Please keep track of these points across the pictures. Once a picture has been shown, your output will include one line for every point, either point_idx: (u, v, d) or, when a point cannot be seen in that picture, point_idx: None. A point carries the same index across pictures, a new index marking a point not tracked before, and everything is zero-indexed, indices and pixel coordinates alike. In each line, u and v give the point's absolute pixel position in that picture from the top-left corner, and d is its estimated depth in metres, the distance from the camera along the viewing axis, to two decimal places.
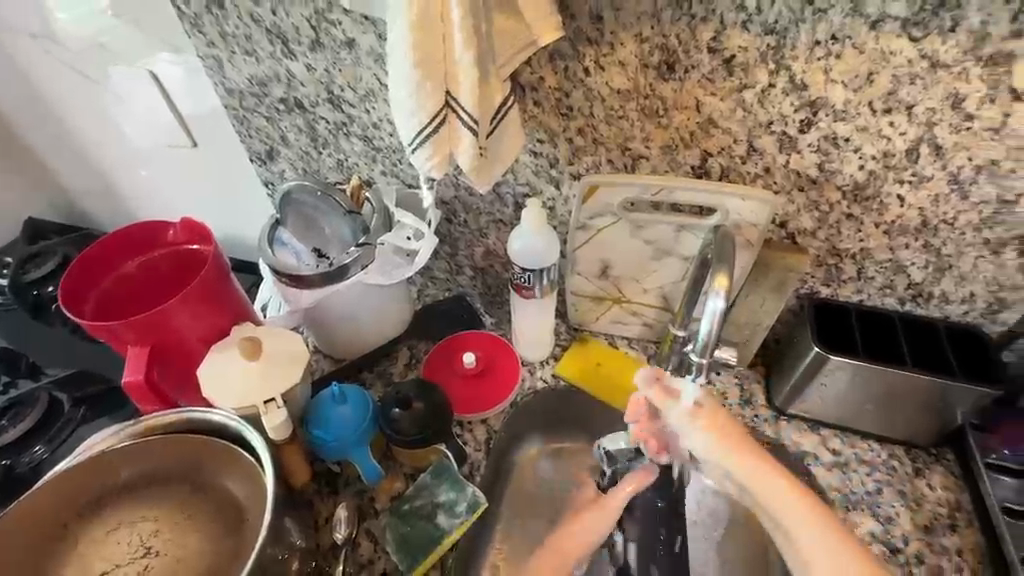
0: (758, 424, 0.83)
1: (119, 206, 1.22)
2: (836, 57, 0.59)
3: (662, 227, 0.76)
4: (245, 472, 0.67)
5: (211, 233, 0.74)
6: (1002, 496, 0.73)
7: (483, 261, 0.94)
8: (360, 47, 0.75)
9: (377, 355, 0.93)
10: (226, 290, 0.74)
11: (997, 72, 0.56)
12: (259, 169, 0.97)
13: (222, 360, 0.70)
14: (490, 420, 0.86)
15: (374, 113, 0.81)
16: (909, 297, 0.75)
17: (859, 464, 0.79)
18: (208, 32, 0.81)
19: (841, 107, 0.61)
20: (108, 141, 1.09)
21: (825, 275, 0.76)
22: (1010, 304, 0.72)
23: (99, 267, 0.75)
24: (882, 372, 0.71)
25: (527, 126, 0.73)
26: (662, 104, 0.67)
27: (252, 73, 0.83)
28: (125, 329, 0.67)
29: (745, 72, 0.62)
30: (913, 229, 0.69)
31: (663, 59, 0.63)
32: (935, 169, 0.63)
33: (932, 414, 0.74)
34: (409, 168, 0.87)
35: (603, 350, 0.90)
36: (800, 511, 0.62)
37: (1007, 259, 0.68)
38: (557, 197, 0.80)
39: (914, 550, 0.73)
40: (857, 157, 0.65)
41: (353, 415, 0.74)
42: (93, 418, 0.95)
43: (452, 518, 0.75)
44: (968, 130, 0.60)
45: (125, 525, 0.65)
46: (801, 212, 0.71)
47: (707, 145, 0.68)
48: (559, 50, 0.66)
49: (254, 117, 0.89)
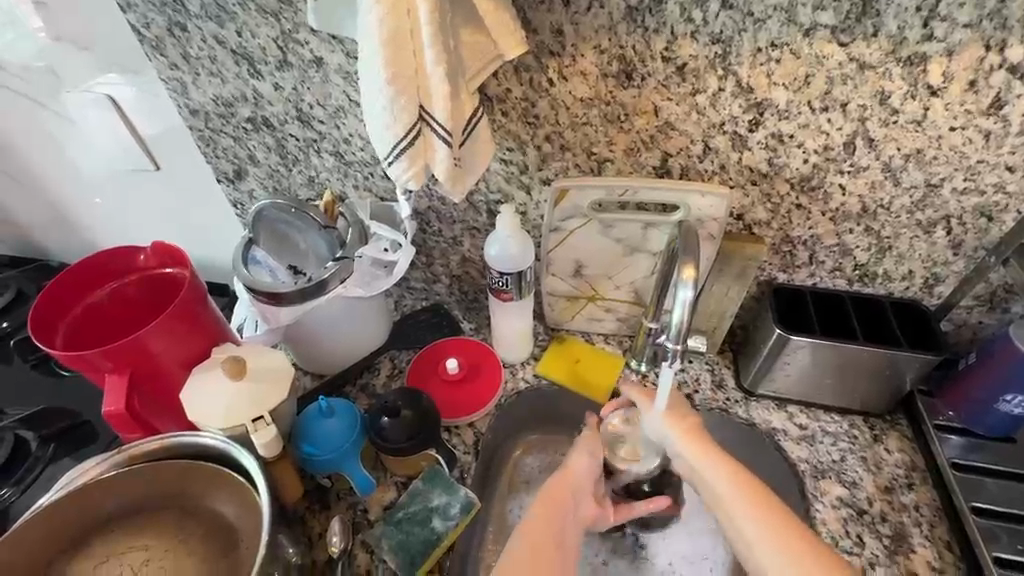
0: (730, 406, 0.88)
1: (77, 235, 1.18)
2: (777, 62, 0.64)
3: (631, 225, 0.80)
4: (235, 492, 0.66)
5: (185, 256, 0.74)
6: (950, 453, 0.80)
7: (460, 268, 0.96)
8: (328, 65, 0.76)
9: (359, 368, 0.93)
10: (204, 311, 0.73)
11: (915, 71, 0.62)
12: (228, 190, 0.97)
13: (205, 382, 0.69)
14: (476, 423, 0.88)
15: (345, 128, 0.83)
16: (857, 278, 0.82)
17: (824, 436, 0.85)
18: (170, 54, 0.80)
19: (784, 107, 0.67)
20: (61, 169, 1.05)
21: (781, 262, 0.82)
22: (944, 279, 0.80)
23: (67, 297, 0.73)
24: (837, 347, 0.77)
25: (497, 135, 0.76)
26: (623, 110, 0.71)
27: (217, 93, 0.83)
28: (100, 357, 0.66)
29: (696, 78, 0.67)
30: (855, 215, 0.75)
31: (621, 68, 0.68)
32: (869, 160, 0.70)
33: (884, 383, 0.81)
34: (382, 181, 0.88)
35: (581, 347, 0.94)
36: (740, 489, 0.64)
37: (937, 238, 0.75)
38: (529, 202, 0.83)
39: (878, 510, 0.79)
40: (801, 152, 0.70)
41: (341, 427, 0.74)
42: (64, 455, 0.91)
43: (447, 521, 0.76)
44: (895, 124, 0.66)
45: (115, 557, 0.64)
46: (755, 205, 0.77)
47: (666, 147, 0.73)
48: (524, 63, 0.69)
49: (220, 137, 0.89)
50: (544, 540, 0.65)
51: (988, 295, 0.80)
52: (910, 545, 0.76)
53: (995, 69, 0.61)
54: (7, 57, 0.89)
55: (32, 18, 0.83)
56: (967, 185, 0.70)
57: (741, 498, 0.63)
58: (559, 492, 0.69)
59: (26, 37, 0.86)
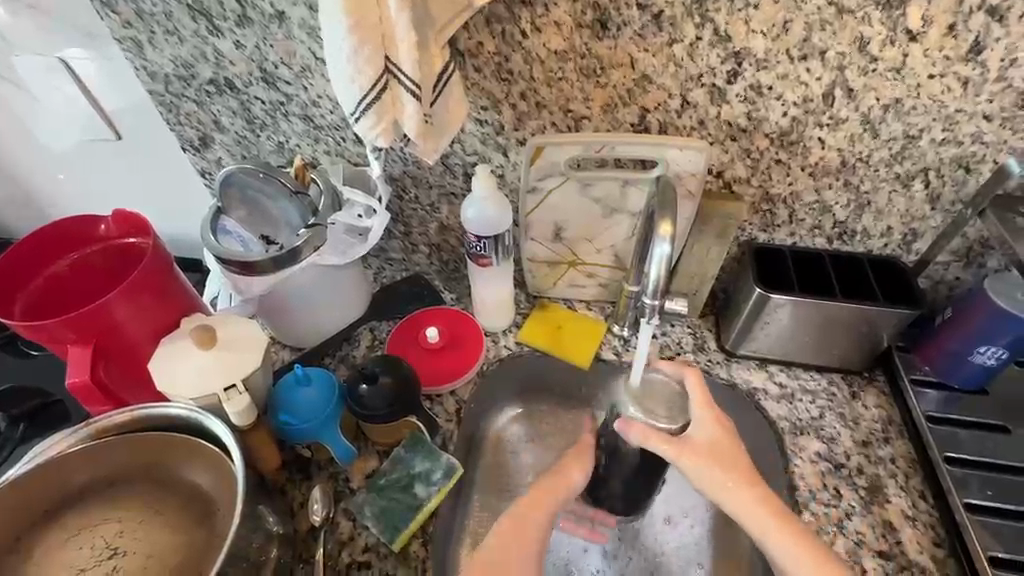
0: (711, 368, 0.88)
1: (40, 212, 1.13)
2: (755, 8, 0.62)
3: (610, 185, 0.79)
4: (208, 462, 0.65)
5: (148, 224, 0.71)
6: (927, 406, 0.81)
7: (438, 236, 0.94)
8: (291, 19, 0.72)
9: (338, 339, 0.92)
10: (171, 282, 0.71)
11: (894, 15, 0.61)
12: (194, 158, 0.93)
13: (176, 352, 0.68)
14: (458, 391, 0.87)
15: (312, 89, 0.79)
16: (836, 235, 0.82)
17: (803, 394, 0.86)
18: (123, 12, 0.76)
19: (762, 56, 0.66)
20: (16, 142, 1.00)
21: (761, 221, 0.82)
22: (922, 234, 0.80)
23: (25, 268, 0.70)
24: (816, 304, 0.77)
25: (470, 93, 0.74)
26: (598, 63, 0.69)
27: (175, 54, 0.79)
28: (61, 327, 0.63)
29: (673, 27, 0.65)
30: (834, 170, 0.74)
31: (595, 17, 0.65)
32: (848, 111, 0.69)
33: (862, 340, 0.82)
34: (355, 146, 0.85)
35: (563, 313, 0.93)
36: (768, 517, 0.62)
37: (916, 192, 0.75)
38: (505, 164, 0.81)
39: (855, 464, 0.80)
40: (780, 104, 0.69)
41: (319, 396, 0.73)
42: (35, 434, 0.89)
43: (430, 486, 0.76)
44: (874, 72, 0.65)
45: (88, 529, 0.62)
46: (734, 161, 0.75)
47: (644, 102, 0.71)
48: (495, 14, 0.66)
49: (182, 102, 0.85)
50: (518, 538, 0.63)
51: (964, 250, 0.80)
52: (886, 496, 0.78)
53: (974, 11, 0.60)
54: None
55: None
56: (945, 136, 0.69)
57: (774, 531, 0.62)
58: (549, 494, 0.67)
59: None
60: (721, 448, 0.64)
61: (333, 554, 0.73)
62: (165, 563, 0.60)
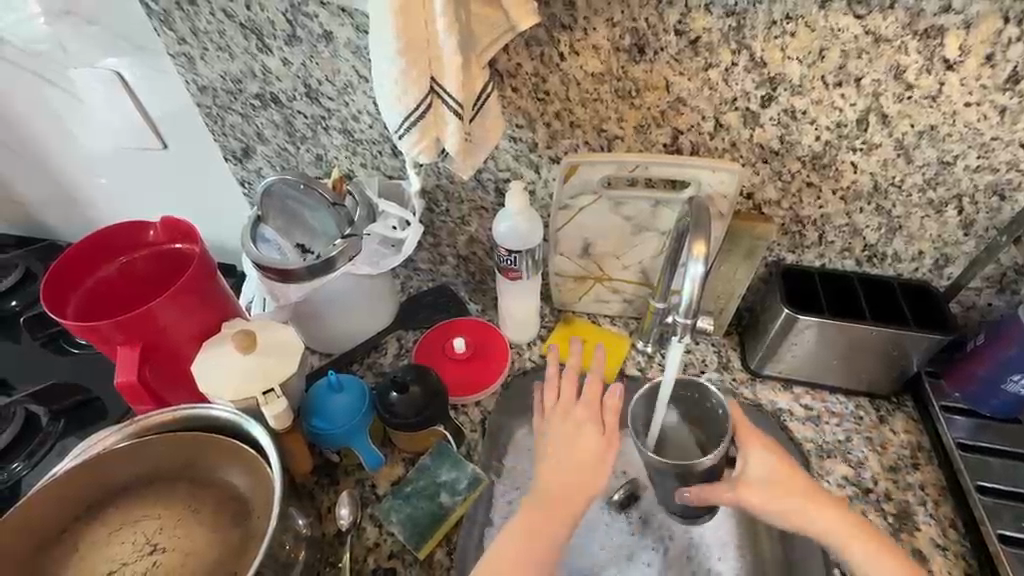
0: (736, 387, 0.88)
1: (83, 215, 1.17)
2: (791, 35, 0.64)
3: (640, 203, 0.80)
4: (244, 463, 0.67)
5: (195, 231, 0.74)
6: (958, 434, 0.80)
7: (466, 249, 0.96)
8: (338, 39, 0.76)
9: (365, 346, 0.93)
10: (213, 287, 0.74)
11: (931, 45, 0.62)
12: (234, 168, 0.97)
13: (218, 356, 0.70)
14: (482, 402, 0.88)
15: (353, 105, 0.82)
16: (866, 258, 0.82)
17: (830, 416, 0.85)
18: (179, 29, 0.80)
19: (798, 82, 0.67)
20: (66, 146, 1.05)
21: (790, 243, 0.82)
22: (954, 259, 0.79)
23: (78, 270, 0.74)
24: (845, 327, 0.77)
25: (507, 111, 0.76)
26: (634, 86, 0.70)
27: (225, 69, 0.83)
28: (113, 329, 0.66)
29: (709, 52, 0.66)
30: (866, 194, 0.75)
31: (633, 42, 0.67)
32: (882, 137, 0.69)
33: (890, 364, 0.81)
34: (391, 159, 0.88)
35: (588, 328, 0.94)
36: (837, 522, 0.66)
37: (948, 217, 0.75)
38: (537, 180, 0.83)
39: (883, 489, 0.79)
40: (814, 128, 0.70)
41: (351, 403, 0.74)
42: (75, 430, 0.92)
43: (455, 495, 0.76)
44: (909, 99, 0.66)
45: (129, 524, 0.65)
46: (765, 183, 0.76)
47: (677, 123, 0.73)
48: (535, 37, 0.69)
49: (228, 114, 0.89)
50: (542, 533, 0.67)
51: (998, 276, 0.80)
52: (915, 523, 0.77)
53: (1012, 42, 0.60)
54: (7, 36, 0.89)
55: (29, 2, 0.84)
56: (980, 163, 0.70)
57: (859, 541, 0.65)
58: (569, 489, 0.71)
59: (21, 20, 0.86)
60: (782, 477, 0.69)
61: (359, 559, 0.75)
62: (203, 560, 0.62)
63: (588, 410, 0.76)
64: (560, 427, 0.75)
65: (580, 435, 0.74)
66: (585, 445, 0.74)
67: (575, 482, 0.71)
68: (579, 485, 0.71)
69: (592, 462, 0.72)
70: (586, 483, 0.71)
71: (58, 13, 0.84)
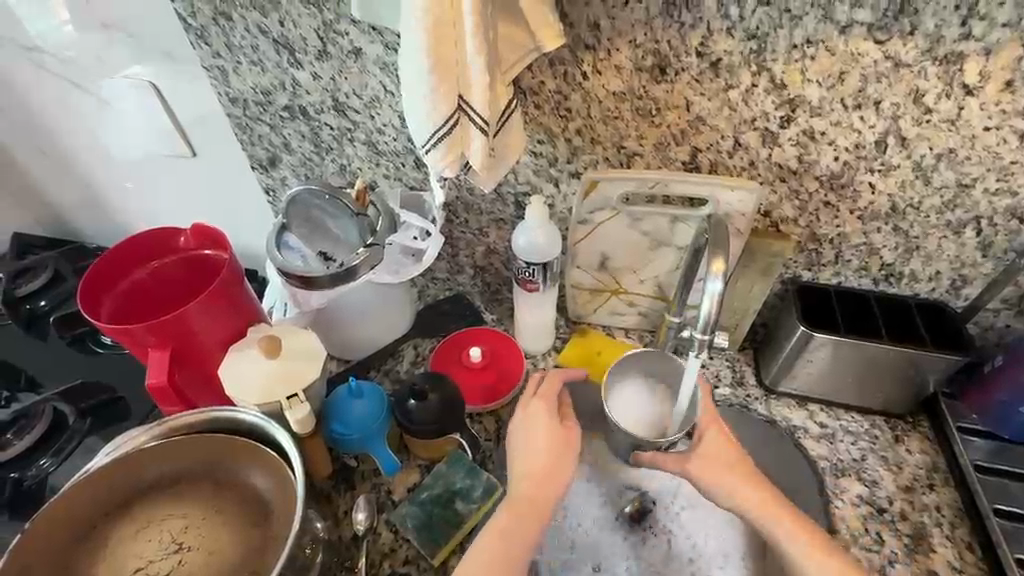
0: (751, 403, 0.88)
1: (112, 219, 1.21)
2: (812, 59, 0.65)
3: (659, 219, 0.81)
4: (264, 466, 0.68)
5: (224, 238, 0.76)
6: (974, 455, 0.80)
7: (484, 259, 0.98)
8: (367, 55, 0.78)
9: (383, 353, 0.95)
10: (240, 293, 0.76)
11: (951, 70, 0.63)
12: (260, 176, 0.99)
13: (244, 360, 0.72)
14: (497, 411, 0.89)
15: (378, 119, 0.85)
16: (883, 278, 0.82)
17: (844, 434, 0.85)
18: (213, 43, 0.83)
19: (817, 104, 0.68)
20: (99, 152, 1.09)
21: (807, 260, 0.83)
22: (972, 280, 0.79)
23: (112, 274, 0.76)
24: (860, 346, 0.77)
25: (529, 127, 0.77)
26: (655, 105, 0.72)
27: (256, 82, 0.86)
28: (146, 331, 0.69)
29: (730, 74, 0.68)
30: (883, 214, 0.75)
31: (655, 63, 0.69)
32: (901, 158, 0.70)
33: (906, 383, 0.81)
34: (413, 171, 0.90)
35: (602, 340, 0.95)
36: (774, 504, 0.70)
37: (967, 239, 0.76)
38: (556, 195, 0.84)
39: (898, 509, 0.79)
40: (832, 149, 0.71)
41: (369, 409, 0.76)
42: (101, 428, 0.95)
43: (470, 503, 0.78)
44: (928, 123, 0.67)
45: (155, 522, 0.67)
46: (783, 202, 0.77)
47: (697, 141, 0.74)
48: (559, 57, 0.70)
49: (257, 125, 0.91)
50: (515, 539, 0.66)
51: (1017, 298, 0.80)
52: (930, 545, 0.77)
53: None
54: (47, 48, 0.93)
55: (58, 10, 0.88)
56: (999, 186, 0.70)
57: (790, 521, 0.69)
58: (544, 475, 0.70)
59: (53, 28, 0.90)
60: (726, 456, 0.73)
61: (374, 564, 0.76)
62: (226, 559, 0.64)
63: (543, 402, 0.76)
64: (517, 419, 0.75)
65: (535, 423, 0.74)
66: (539, 432, 0.73)
67: (540, 467, 0.71)
68: (543, 472, 0.70)
69: (548, 451, 0.72)
70: (555, 470, 0.71)
71: (96, 25, 0.88)
